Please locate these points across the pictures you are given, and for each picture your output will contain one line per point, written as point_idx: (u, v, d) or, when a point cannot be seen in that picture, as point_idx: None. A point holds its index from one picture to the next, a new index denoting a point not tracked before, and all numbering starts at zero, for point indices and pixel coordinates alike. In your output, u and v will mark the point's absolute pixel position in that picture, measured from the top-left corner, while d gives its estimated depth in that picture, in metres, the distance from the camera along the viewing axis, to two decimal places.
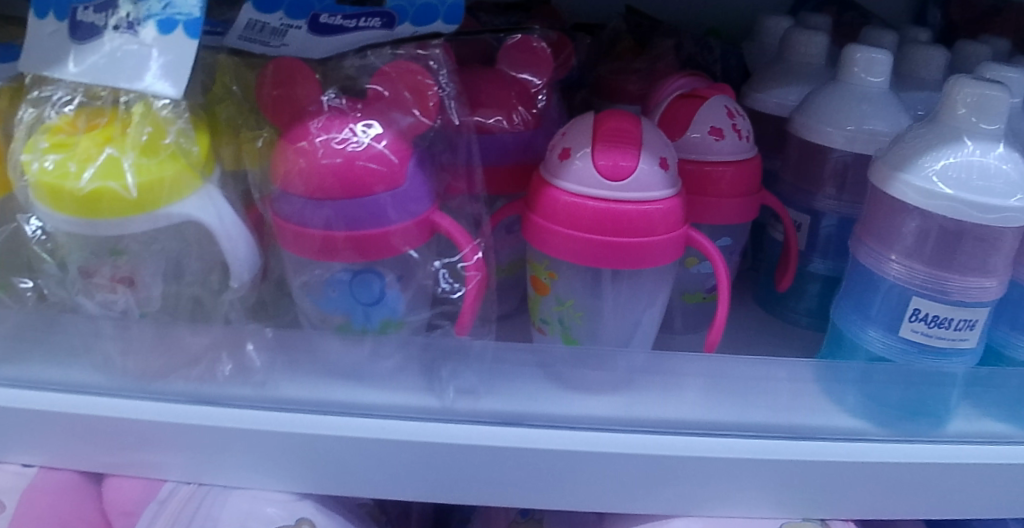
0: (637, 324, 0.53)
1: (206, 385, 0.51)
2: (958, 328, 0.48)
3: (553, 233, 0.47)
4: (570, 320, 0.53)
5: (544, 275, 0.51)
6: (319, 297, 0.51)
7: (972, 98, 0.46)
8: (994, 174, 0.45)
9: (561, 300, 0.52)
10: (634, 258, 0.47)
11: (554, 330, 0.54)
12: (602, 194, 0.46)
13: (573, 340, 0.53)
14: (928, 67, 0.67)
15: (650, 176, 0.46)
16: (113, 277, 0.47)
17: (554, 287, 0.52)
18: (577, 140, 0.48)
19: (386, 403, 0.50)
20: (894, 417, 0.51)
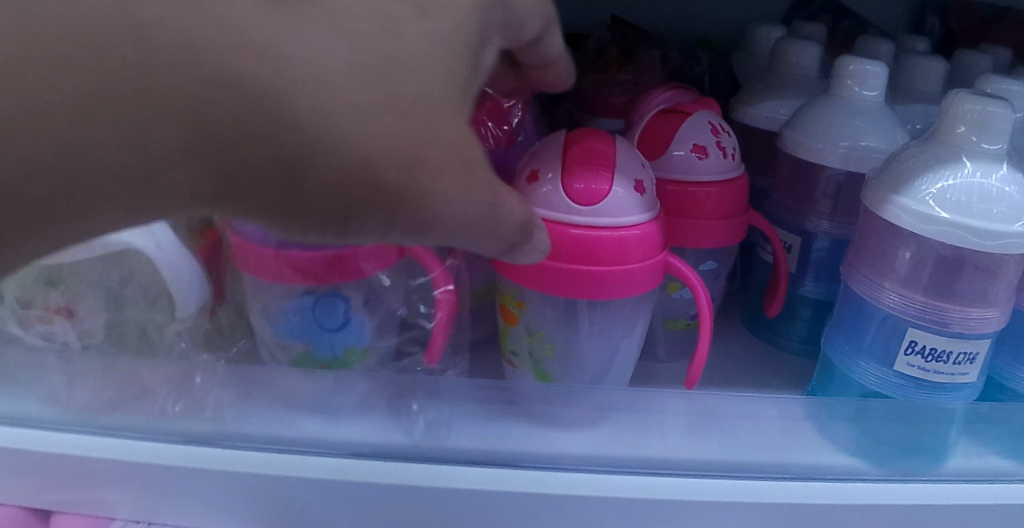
0: (615, 358, 0.50)
1: (157, 421, 0.47)
2: (957, 362, 0.45)
3: (524, 262, 0.44)
4: (542, 353, 0.50)
5: (513, 307, 0.48)
6: (278, 322, 0.48)
7: (973, 115, 0.44)
8: (995, 197, 0.43)
9: (532, 333, 0.49)
10: (610, 289, 0.44)
11: (524, 365, 0.51)
12: (575, 220, 0.43)
13: (546, 374, 0.51)
14: (925, 78, 0.65)
15: (625, 199, 0.43)
16: (49, 308, 0.48)
17: (524, 320, 0.49)
18: (546, 161, 0.45)
19: (354, 439, 0.47)
20: (892, 456, 0.48)
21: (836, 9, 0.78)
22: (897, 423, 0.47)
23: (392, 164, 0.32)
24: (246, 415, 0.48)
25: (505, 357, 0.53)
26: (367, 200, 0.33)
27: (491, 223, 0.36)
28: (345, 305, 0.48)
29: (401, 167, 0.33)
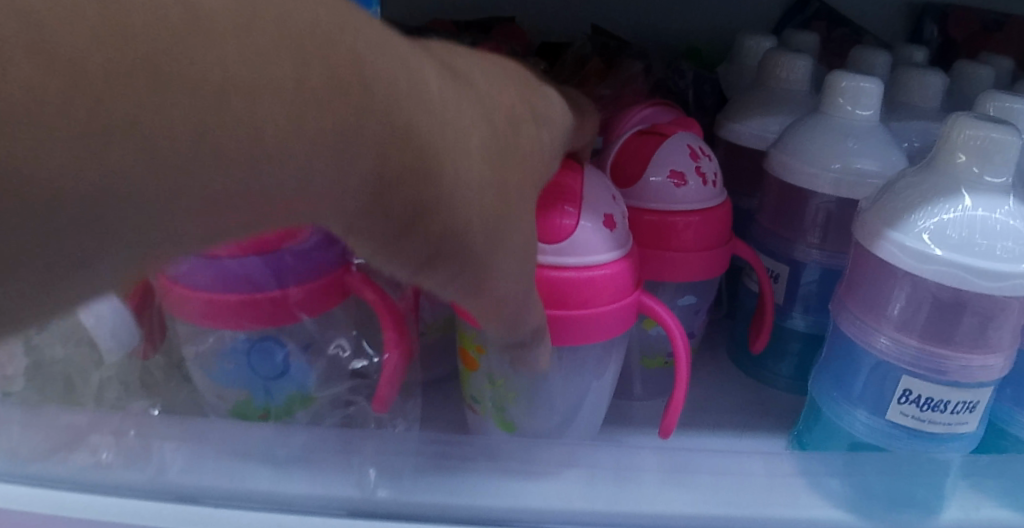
0: (582, 407, 0.47)
1: (87, 473, 0.43)
2: (955, 412, 0.41)
3: None
4: (505, 401, 0.46)
5: (473, 350, 0.45)
6: (213, 370, 0.46)
7: (976, 142, 0.41)
8: (1001, 234, 0.39)
9: (493, 379, 0.46)
10: (575, 331, 0.40)
11: (488, 414, 0.48)
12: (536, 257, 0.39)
13: (511, 425, 0.47)
14: (924, 93, 0.61)
15: (591, 235, 0.39)
16: None
17: (485, 365, 0.45)
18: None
19: (302, 495, 0.43)
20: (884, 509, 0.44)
21: (830, 16, 0.74)
22: (890, 477, 0.44)
23: (482, 224, 0.32)
24: (183, 468, 0.44)
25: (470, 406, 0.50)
26: (434, 264, 0.33)
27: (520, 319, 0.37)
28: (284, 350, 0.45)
29: (460, 253, 0.32)
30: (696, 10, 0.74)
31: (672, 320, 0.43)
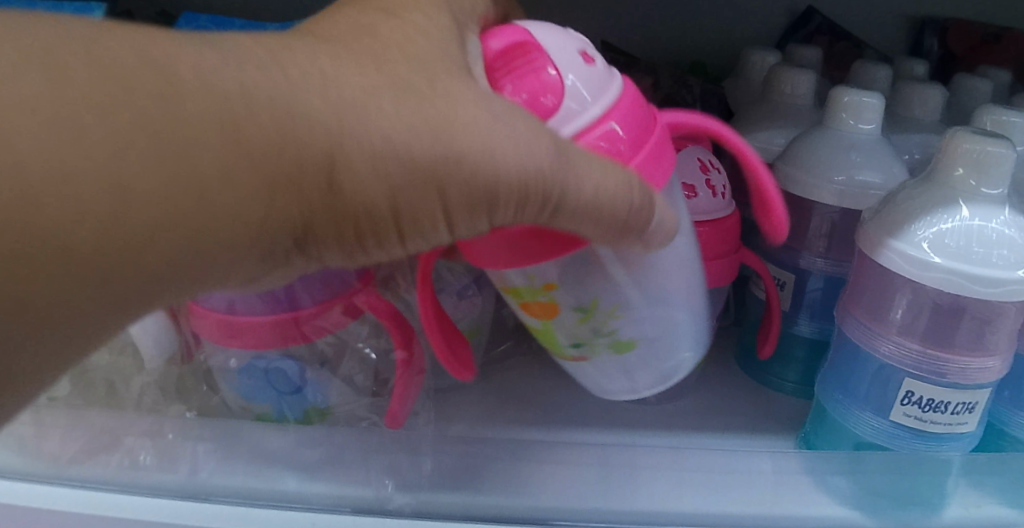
0: (678, 305, 0.44)
1: (126, 473, 0.46)
2: (956, 412, 0.44)
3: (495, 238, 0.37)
4: (608, 324, 0.43)
5: (541, 298, 0.41)
6: (234, 383, 0.49)
7: (974, 156, 0.42)
8: (997, 243, 0.41)
9: (579, 309, 0.42)
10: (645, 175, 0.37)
11: (592, 345, 0.44)
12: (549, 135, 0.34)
13: (634, 341, 0.44)
14: (924, 106, 0.63)
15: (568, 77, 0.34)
16: None
17: (562, 302, 0.42)
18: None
19: (327, 494, 0.45)
20: (886, 506, 0.46)
21: (832, 31, 0.76)
22: (894, 476, 0.46)
23: (414, 140, 0.30)
24: (216, 468, 0.46)
25: (565, 358, 0.46)
26: (415, 217, 0.32)
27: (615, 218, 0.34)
28: (299, 368, 0.49)
29: (430, 186, 0.31)
30: (701, 25, 0.76)
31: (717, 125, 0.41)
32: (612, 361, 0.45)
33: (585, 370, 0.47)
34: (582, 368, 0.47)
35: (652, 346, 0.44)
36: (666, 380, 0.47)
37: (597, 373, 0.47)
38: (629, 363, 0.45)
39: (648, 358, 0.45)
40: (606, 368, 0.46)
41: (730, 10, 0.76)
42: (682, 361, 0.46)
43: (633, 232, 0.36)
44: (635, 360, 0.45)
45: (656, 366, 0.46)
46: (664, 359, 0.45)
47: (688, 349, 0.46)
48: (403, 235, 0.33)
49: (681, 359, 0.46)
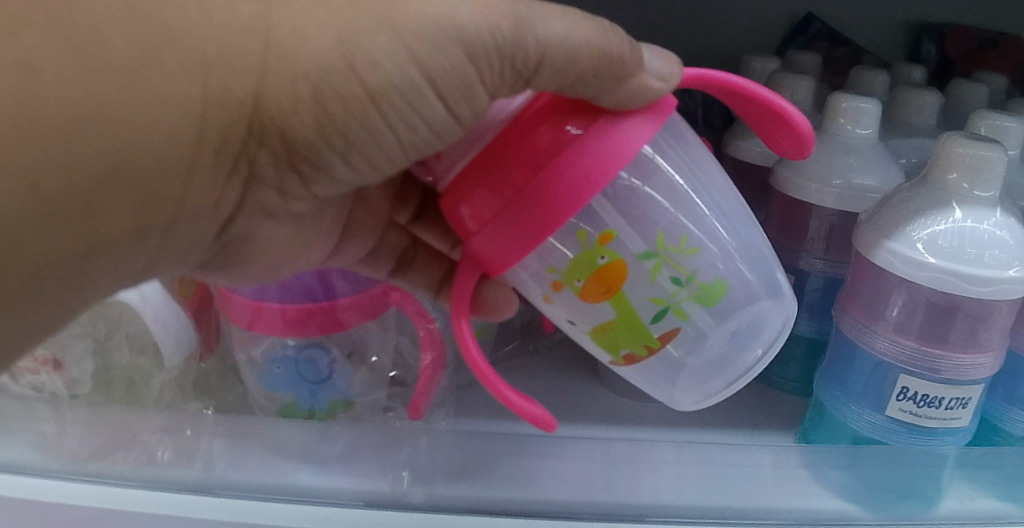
0: (746, 239, 0.40)
1: (145, 467, 0.48)
2: (949, 408, 0.45)
3: (495, 230, 0.35)
4: (677, 265, 0.38)
5: (601, 258, 0.37)
6: (263, 373, 0.51)
7: (968, 160, 0.43)
8: (988, 243, 0.43)
9: (648, 256, 0.38)
10: (635, 142, 0.35)
11: (678, 302, 0.39)
12: (518, 135, 0.35)
13: (721, 280, 0.39)
14: (921, 111, 0.64)
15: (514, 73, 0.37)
16: (38, 360, 0.50)
17: (625, 255, 0.37)
18: (453, 146, 0.38)
19: (341, 488, 0.47)
20: (884, 500, 0.48)
21: (831, 36, 0.78)
22: (892, 470, 0.47)
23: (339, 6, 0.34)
24: (234, 464, 0.48)
25: (656, 347, 0.40)
26: (380, 97, 0.35)
27: (603, 66, 0.34)
28: (328, 358, 0.51)
29: (378, 56, 0.34)
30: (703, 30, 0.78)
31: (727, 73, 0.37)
32: (704, 319, 0.40)
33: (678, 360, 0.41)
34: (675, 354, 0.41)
35: (739, 292, 0.40)
36: (759, 343, 0.41)
37: (695, 354, 0.41)
38: (717, 318, 0.40)
39: (737, 306, 0.40)
40: (698, 335, 0.40)
41: (732, 16, 0.78)
42: (772, 316, 0.41)
43: (633, 95, 0.35)
44: (726, 309, 0.40)
45: (749, 313, 0.40)
46: (751, 304, 0.40)
47: (776, 297, 0.41)
48: (381, 118, 0.36)
49: (765, 312, 0.40)
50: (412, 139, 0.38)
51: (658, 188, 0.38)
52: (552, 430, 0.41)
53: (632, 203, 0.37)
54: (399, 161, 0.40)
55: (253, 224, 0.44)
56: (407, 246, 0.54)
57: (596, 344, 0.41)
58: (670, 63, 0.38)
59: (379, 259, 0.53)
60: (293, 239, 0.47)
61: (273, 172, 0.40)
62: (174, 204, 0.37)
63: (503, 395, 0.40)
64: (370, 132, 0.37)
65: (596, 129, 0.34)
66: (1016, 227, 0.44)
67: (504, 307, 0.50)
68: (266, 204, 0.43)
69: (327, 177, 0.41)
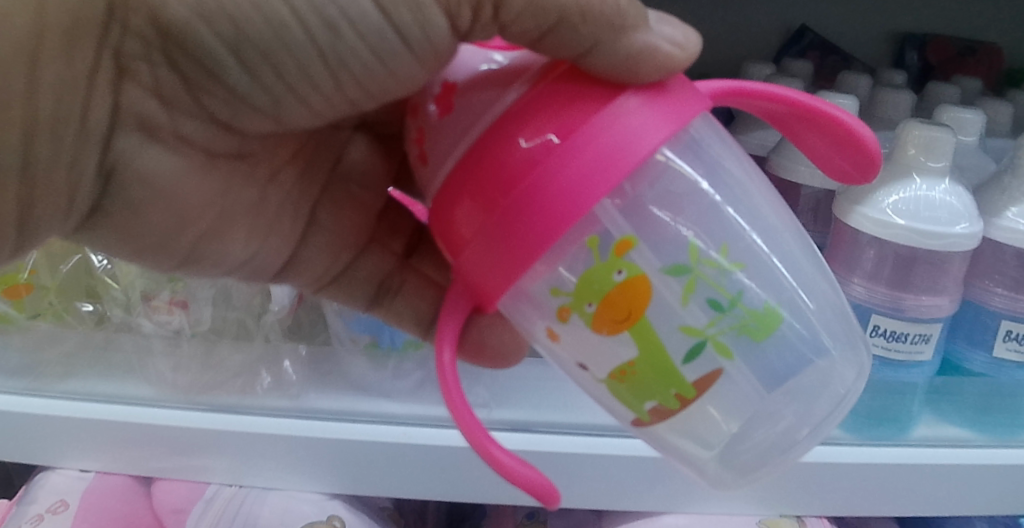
0: (800, 258, 0.33)
1: (246, 395, 0.58)
2: (914, 342, 0.55)
3: (477, 246, 0.30)
4: (707, 296, 0.31)
5: (617, 273, 0.30)
6: (350, 320, 0.61)
7: (921, 140, 0.53)
8: (938, 205, 0.53)
9: (679, 271, 0.30)
10: (656, 130, 0.29)
11: (717, 333, 0.31)
12: (504, 131, 0.29)
13: (772, 307, 0.31)
14: (896, 108, 0.73)
15: (499, 64, 0.32)
16: (169, 300, 0.60)
17: (649, 269, 0.30)
18: (437, 144, 0.32)
19: (407, 412, 0.57)
20: (863, 424, 0.59)
21: (822, 46, 0.86)
22: (868, 398, 0.59)
23: None
24: (316, 393, 0.59)
25: (690, 397, 0.32)
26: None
27: (593, 17, 0.30)
28: None
29: None
30: (713, 35, 0.86)
31: (763, 85, 0.32)
32: (750, 358, 0.31)
33: (723, 416, 0.32)
34: (720, 408, 0.32)
35: (804, 324, 0.32)
36: (830, 393, 0.32)
37: (748, 410, 0.32)
38: (772, 356, 0.32)
39: (802, 343, 0.32)
40: (750, 382, 0.32)
41: (739, 22, 0.86)
42: (842, 361, 0.33)
43: (637, 51, 0.30)
44: (784, 342, 0.32)
45: (817, 350, 0.32)
46: (819, 342, 0.32)
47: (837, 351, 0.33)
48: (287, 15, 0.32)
49: (833, 359, 0.33)
50: (334, 48, 0.33)
51: (694, 183, 0.31)
52: (556, 504, 0.32)
53: (663, 204, 0.30)
54: (322, 76, 0.34)
55: (132, 148, 0.37)
56: (391, 270, 0.50)
57: (616, 394, 0.33)
58: (690, 38, 0.32)
59: (353, 286, 0.50)
60: (213, 195, 0.41)
61: (147, 67, 0.35)
62: (15, 111, 0.33)
63: (496, 455, 0.30)
64: (283, 46, 0.33)
65: (600, 116, 0.28)
66: (962, 193, 0.53)
67: (509, 350, 0.47)
68: (147, 120, 0.37)
69: (224, 87, 0.35)
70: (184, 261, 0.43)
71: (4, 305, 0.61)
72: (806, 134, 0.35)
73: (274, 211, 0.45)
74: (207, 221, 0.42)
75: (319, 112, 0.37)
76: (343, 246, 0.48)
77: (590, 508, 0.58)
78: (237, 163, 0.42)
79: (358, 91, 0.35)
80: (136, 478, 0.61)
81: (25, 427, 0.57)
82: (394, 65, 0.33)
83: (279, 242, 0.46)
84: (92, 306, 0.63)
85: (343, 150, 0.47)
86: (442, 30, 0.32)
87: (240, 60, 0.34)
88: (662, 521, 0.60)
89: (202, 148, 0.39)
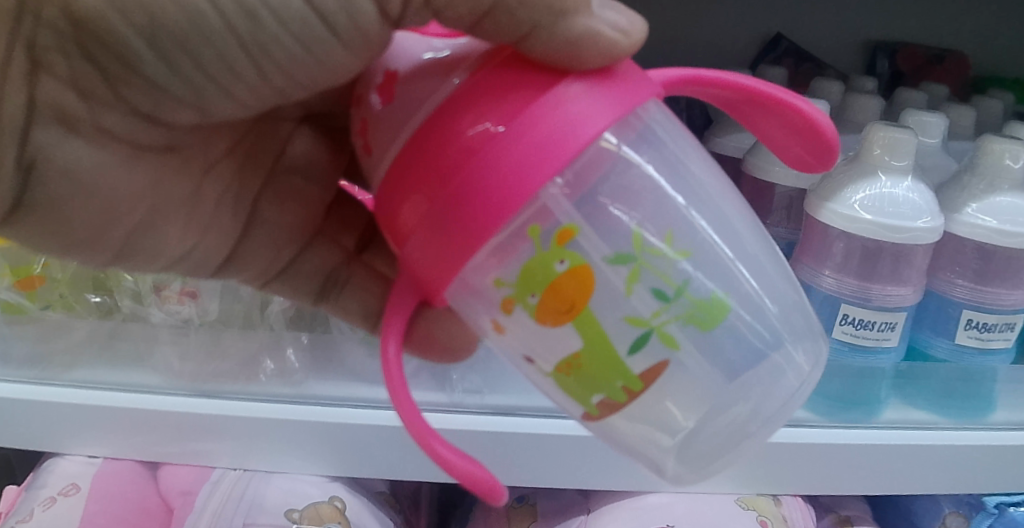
0: (760, 254, 0.34)
1: (250, 383, 0.61)
2: (880, 329, 0.59)
3: (421, 235, 0.31)
4: (657, 286, 0.31)
5: (559, 262, 0.30)
6: None
7: (885, 141, 0.57)
8: (902, 202, 0.56)
9: (623, 260, 0.31)
10: (599, 116, 0.29)
11: (663, 324, 0.31)
12: (446, 119, 0.30)
13: (720, 297, 0.32)
14: (866, 113, 0.78)
15: (445, 53, 0.33)
16: (180, 290, 0.64)
17: (591, 259, 0.30)
18: (378, 135, 0.33)
19: None
20: (834, 408, 0.63)
21: (797, 54, 0.89)
22: (839, 382, 0.62)
23: None
24: (317, 380, 0.62)
25: (637, 390, 0.32)
26: None
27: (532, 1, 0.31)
28: None
29: None
30: (692, 41, 0.89)
31: (723, 74, 0.35)
32: (696, 349, 0.32)
33: (680, 410, 0.33)
34: (675, 402, 0.33)
35: (757, 316, 0.33)
36: (784, 386, 0.33)
37: (704, 403, 0.33)
38: (721, 343, 0.32)
39: (754, 334, 0.33)
40: (705, 373, 0.32)
41: (720, 28, 0.89)
42: (794, 348, 0.34)
43: (576, 36, 0.31)
44: (730, 331, 0.32)
45: (773, 344, 0.33)
46: (774, 334, 0.33)
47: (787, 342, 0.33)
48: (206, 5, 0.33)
49: (789, 350, 0.33)
50: (255, 37, 0.35)
51: (647, 170, 0.32)
52: (501, 500, 0.33)
53: (617, 198, 0.31)
54: (245, 66, 0.36)
55: (52, 142, 0.39)
56: (340, 264, 0.52)
57: (564, 388, 0.33)
58: (637, 26, 0.33)
59: (299, 280, 0.52)
60: (144, 188, 0.43)
61: (61, 59, 0.36)
62: None
63: (436, 450, 0.32)
64: (201, 37, 0.34)
65: (542, 102, 0.29)
66: (925, 190, 0.57)
67: (459, 343, 0.49)
68: (64, 112, 0.38)
69: (142, 79, 0.37)
70: (118, 255, 0.45)
71: (17, 297, 0.64)
72: (765, 122, 0.38)
73: (211, 205, 0.47)
74: (140, 214, 0.43)
75: (242, 102, 0.39)
76: (289, 238, 0.50)
77: (578, 487, 0.61)
78: (168, 156, 0.43)
79: (281, 78, 0.37)
80: (143, 463, 0.63)
81: (34, 415, 0.59)
82: (320, 52, 0.35)
83: (217, 237, 0.48)
84: (99, 298, 0.66)
85: (286, 142, 0.49)
86: (370, 15, 0.33)
87: (156, 52, 0.35)
88: (646, 499, 0.64)
89: (127, 142, 0.41)
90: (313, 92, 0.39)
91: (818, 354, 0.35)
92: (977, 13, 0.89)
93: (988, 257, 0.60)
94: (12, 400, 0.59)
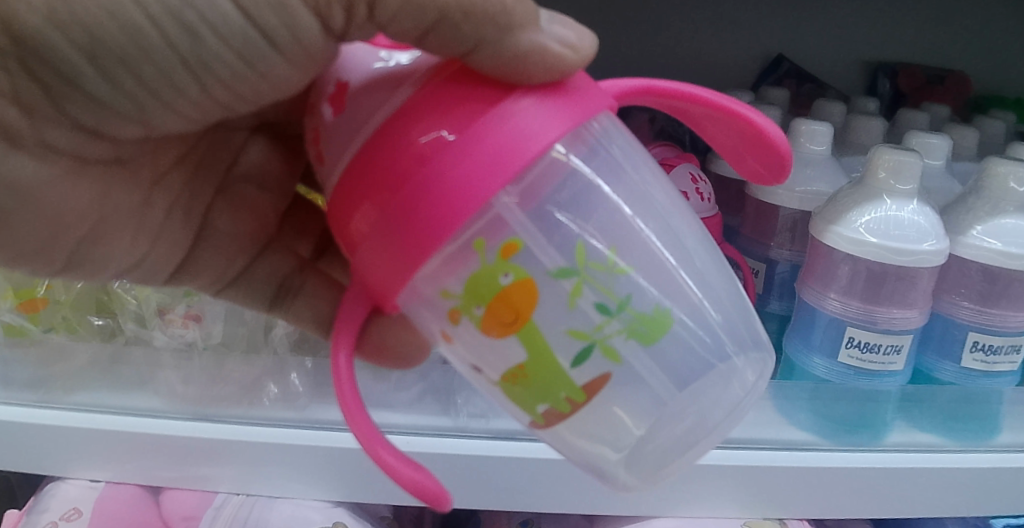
0: (711, 272, 0.33)
1: (254, 407, 0.61)
2: (886, 353, 0.59)
3: (372, 242, 0.31)
4: (602, 298, 0.31)
5: (503, 275, 0.30)
6: None
7: (890, 164, 0.57)
8: (908, 223, 0.56)
9: (565, 274, 0.30)
10: (551, 127, 0.29)
11: (607, 337, 0.31)
12: (394, 129, 0.30)
13: (663, 311, 0.31)
14: (868, 134, 0.77)
15: (396, 64, 0.32)
16: (184, 314, 0.66)
17: (535, 271, 0.30)
18: (330, 146, 0.32)
19: (410, 422, 0.62)
20: (840, 432, 0.63)
21: (799, 75, 0.89)
22: (844, 405, 0.63)
23: None
24: (320, 404, 0.61)
25: (580, 401, 0.32)
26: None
27: (477, 16, 0.31)
28: None
29: None
30: (691, 62, 0.89)
31: (679, 85, 0.35)
32: (643, 364, 0.31)
33: (629, 417, 0.32)
34: (625, 409, 0.32)
35: (706, 329, 0.32)
36: (730, 395, 0.33)
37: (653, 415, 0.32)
38: (669, 358, 0.32)
39: (701, 345, 0.32)
40: (653, 384, 0.32)
41: (721, 50, 0.89)
42: (744, 364, 0.33)
43: (522, 50, 0.31)
44: (678, 344, 0.32)
45: (718, 354, 0.32)
46: (721, 346, 0.32)
47: (734, 355, 0.33)
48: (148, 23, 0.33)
49: (737, 364, 0.33)
50: (195, 52, 0.35)
51: (592, 177, 0.31)
52: (446, 506, 0.33)
53: (565, 207, 0.31)
54: (187, 80, 0.36)
55: None
56: (292, 272, 0.51)
57: (511, 397, 0.33)
58: (585, 40, 0.33)
59: (253, 287, 0.51)
60: (93, 200, 0.43)
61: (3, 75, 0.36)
62: None
63: (382, 457, 0.32)
64: (139, 51, 0.34)
65: (490, 115, 0.29)
66: (930, 213, 0.57)
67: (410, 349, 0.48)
68: (8, 130, 0.38)
69: (83, 95, 0.37)
70: (66, 265, 0.44)
71: (20, 319, 0.65)
72: (722, 136, 0.38)
73: (161, 217, 0.46)
74: (89, 225, 0.43)
75: (186, 116, 0.39)
76: (240, 247, 0.50)
77: (582, 512, 0.61)
78: (115, 168, 0.43)
79: (223, 91, 0.37)
80: (145, 487, 0.62)
81: (34, 438, 0.59)
82: (262, 66, 0.35)
83: (168, 247, 0.47)
84: (101, 320, 0.68)
85: (239, 152, 0.49)
86: (313, 29, 0.34)
87: (96, 67, 0.35)
88: (650, 524, 0.64)
89: (71, 156, 0.41)
90: (258, 106, 0.39)
91: (765, 368, 0.34)
92: (976, 35, 0.89)
93: (993, 279, 0.60)
94: (12, 422, 0.59)
